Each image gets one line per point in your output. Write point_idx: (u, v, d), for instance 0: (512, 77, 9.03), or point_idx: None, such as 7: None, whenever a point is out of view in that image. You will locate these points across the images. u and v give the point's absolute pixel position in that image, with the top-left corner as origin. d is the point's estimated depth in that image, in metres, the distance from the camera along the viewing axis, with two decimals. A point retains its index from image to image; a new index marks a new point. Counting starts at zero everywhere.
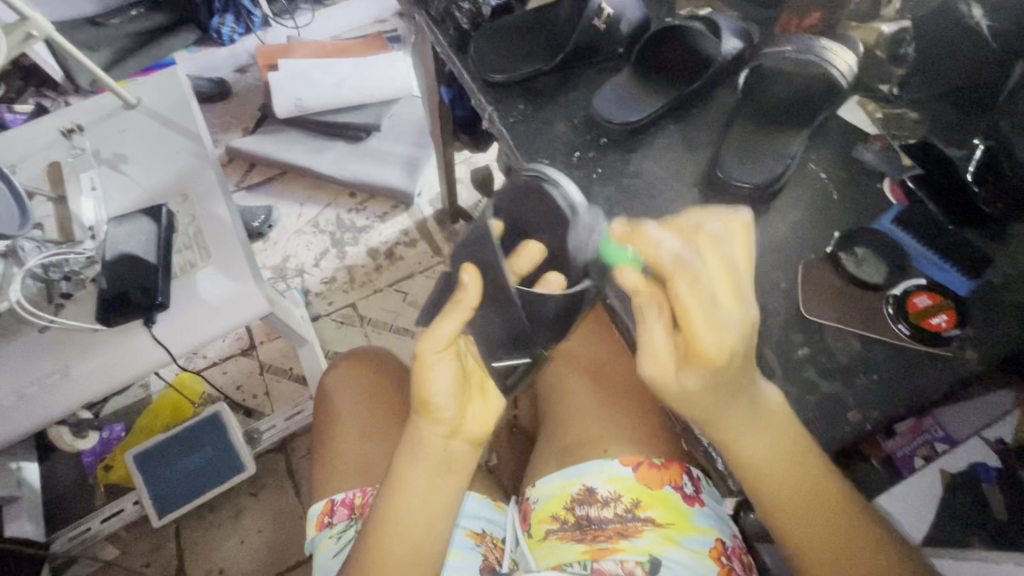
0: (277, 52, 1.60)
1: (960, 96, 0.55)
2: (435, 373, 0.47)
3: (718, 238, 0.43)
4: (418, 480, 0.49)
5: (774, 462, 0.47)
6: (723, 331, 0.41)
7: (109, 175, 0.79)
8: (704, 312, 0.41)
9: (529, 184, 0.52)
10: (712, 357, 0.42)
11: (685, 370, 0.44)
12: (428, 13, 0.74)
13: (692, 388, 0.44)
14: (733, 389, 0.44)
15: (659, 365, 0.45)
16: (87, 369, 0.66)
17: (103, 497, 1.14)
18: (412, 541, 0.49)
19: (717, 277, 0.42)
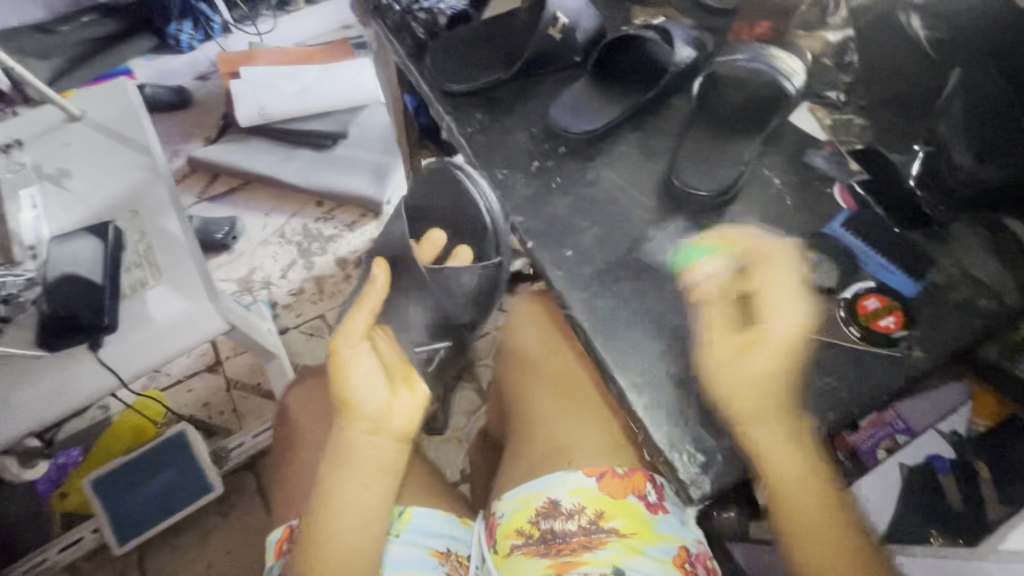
0: (237, 60, 1.55)
1: (901, 104, 0.61)
2: (352, 365, 0.53)
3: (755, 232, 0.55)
4: (350, 486, 0.51)
5: (798, 468, 0.49)
6: (789, 319, 0.49)
7: (52, 191, 0.75)
8: (784, 301, 0.50)
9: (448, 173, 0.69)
10: (789, 342, 0.49)
11: (755, 351, 0.49)
12: (383, 23, 0.73)
13: (756, 374, 0.48)
14: (777, 387, 0.49)
15: (722, 359, 0.49)
16: (29, 397, 0.63)
17: (61, 525, 1.09)
18: (349, 546, 0.51)
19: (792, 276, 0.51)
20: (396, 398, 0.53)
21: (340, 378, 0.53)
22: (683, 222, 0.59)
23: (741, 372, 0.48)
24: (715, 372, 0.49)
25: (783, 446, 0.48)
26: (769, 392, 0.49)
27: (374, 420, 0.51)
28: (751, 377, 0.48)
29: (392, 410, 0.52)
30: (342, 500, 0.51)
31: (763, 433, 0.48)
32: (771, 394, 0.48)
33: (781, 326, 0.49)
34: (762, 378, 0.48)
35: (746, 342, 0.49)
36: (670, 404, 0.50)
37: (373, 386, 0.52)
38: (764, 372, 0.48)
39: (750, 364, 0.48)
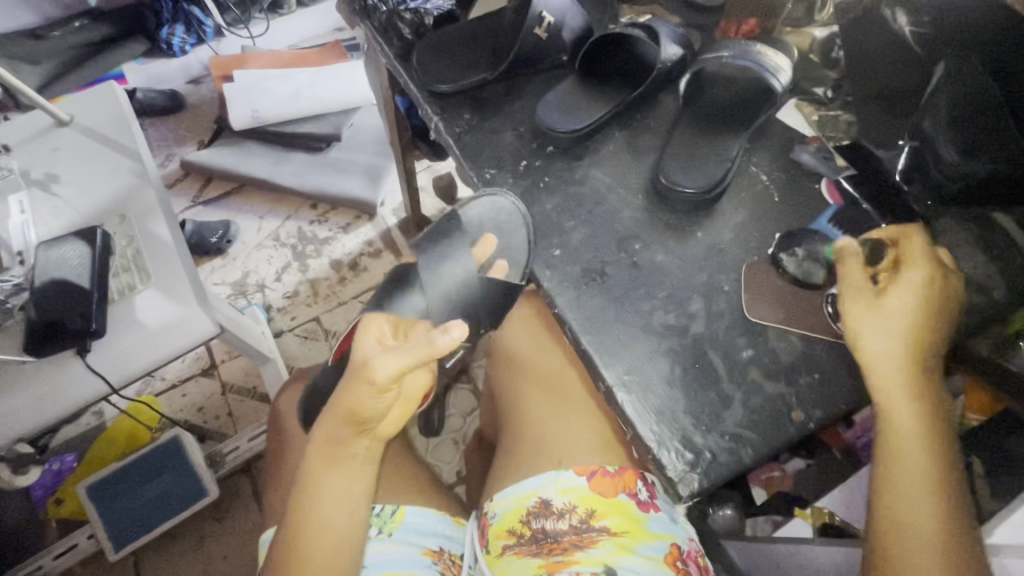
0: (230, 64, 1.55)
1: (883, 100, 0.61)
2: (371, 394, 0.49)
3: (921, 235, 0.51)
4: (337, 479, 0.51)
5: (924, 432, 0.46)
6: (926, 271, 0.48)
7: (41, 197, 0.75)
8: (929, 256, 0.49)
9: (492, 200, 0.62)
10: (924, 290, 0.47)
11: (892, 292, 0.48)
12: (371, 24, 0.73)
13: (917, 317, 0.47)
14: (915, 337, 0.47)
15: (859, 300, 0.49)
16: (16, 405, 0.63)
17: (56, 532, 1.09)
18: (336, 537, 0.51)
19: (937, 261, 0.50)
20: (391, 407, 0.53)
21: (353, 392, 0.49)
22: (672, 221, 0.59)
23: (886, 308, 0.47)
24: (864, 311, 0.48)
25: (903, 392, 0.46)
26: (906, 337, 0.47)
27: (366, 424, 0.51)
28: (903, 315, 0.47)
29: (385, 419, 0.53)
30: (324, 491, 0.51)
31: (885, 372, 0.47)
32: (909, 338, 0.47)
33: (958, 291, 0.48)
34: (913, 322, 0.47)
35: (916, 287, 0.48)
36: (659, 402, 0.50)
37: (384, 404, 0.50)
38: (901, 315, 0.47)
39: (912, 309, 0.47)
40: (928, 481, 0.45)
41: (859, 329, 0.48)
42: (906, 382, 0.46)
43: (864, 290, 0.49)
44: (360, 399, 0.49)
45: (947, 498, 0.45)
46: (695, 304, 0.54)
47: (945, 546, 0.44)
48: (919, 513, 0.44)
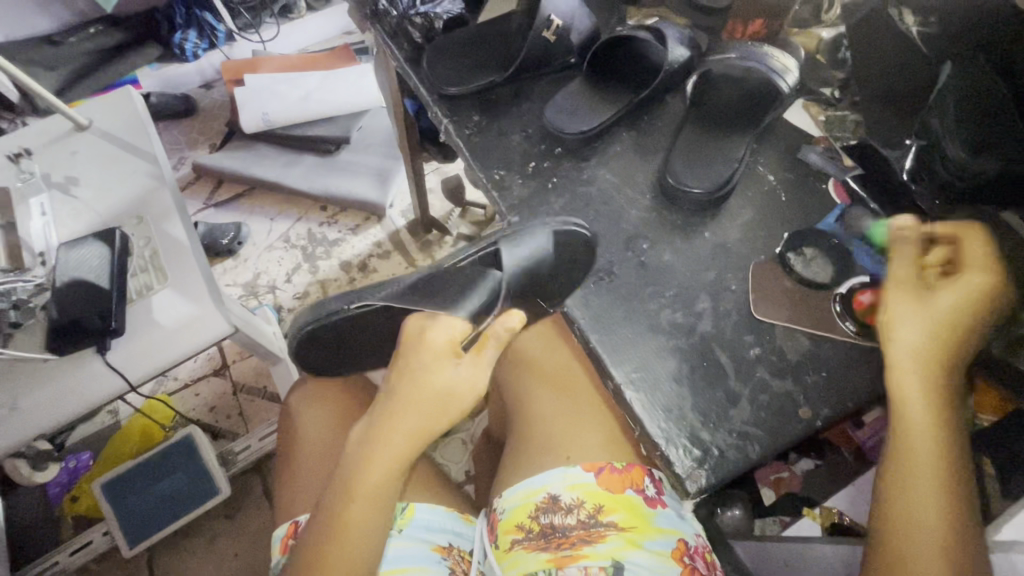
0: (242, 68, 1.57)
1: (892, 99, 0.61)
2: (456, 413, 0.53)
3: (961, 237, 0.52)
4: (389, 483, 0.52)
5: (941, 431, 0.45)
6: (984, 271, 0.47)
7: (61, 199, 0.77)
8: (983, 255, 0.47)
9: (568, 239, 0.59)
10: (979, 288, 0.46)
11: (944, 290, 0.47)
12: (380, 28, 0.74)
13: (958, 320, 0.46)
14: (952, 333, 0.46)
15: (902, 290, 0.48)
16: (38, 401, 0.64)
17: (72, 529, 1.11)
18: (371, 534, 0.51)
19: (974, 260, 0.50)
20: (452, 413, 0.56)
21: (441, 413, 0.52)
22: (678, 221, 0.59)
23: (932, 302, 0.47)
24: (905, 308, 0.47)
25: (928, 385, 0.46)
26: (940, 339, 0.46)
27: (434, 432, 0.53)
28: (946, 310, 0.46)
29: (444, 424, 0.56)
30: (368, 492, 0.51)
31: (909, 363, 0.46)
32: (942, 340, 0.46)
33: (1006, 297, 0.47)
34: (950, 325, 0.46)
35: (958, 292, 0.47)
36: (667, 399, 0.51)
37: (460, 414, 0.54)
38: (939, 315, 0.46)
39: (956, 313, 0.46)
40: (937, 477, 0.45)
41: (893, 323, 0.47)
42: (930, 376, 0.46)
43: (907, 285, 0.48)
44: (445, 417, 0.52)
45: (952, 495, 0.45)
46: (702, 302, 0.55)
47: (940, 538, 0.44)
48: (919, 503, 0.45)
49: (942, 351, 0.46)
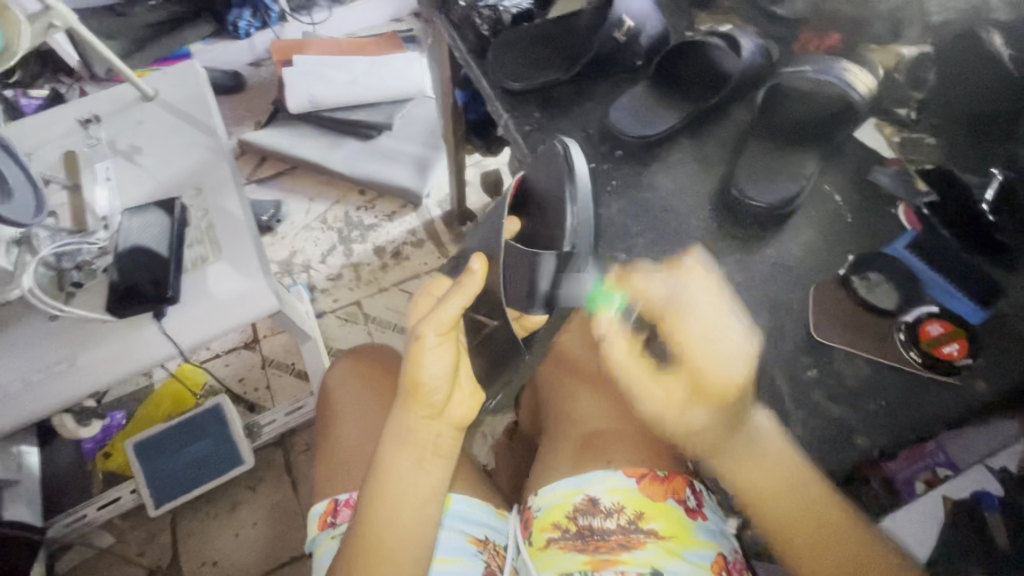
0: (291, 48, 1.59)
1: (977, 124, 0.56)
2: (428, 357, 0.50)
3: (697, 304, 0.50)
4: (406, 468, 0.50)
5: (784, 512, 0.50)
6: (724, 362, 0.48)
7: (124, 166, 0.80)
8: (704, 337, 0.49)
9: (553, 151, 0.58)
10: (717, 389, 0.48)
11: (695, 409, 0.50)
12: (447, 17, 0.75)
13: (691, 426, 0.51)
14: (733, 425, 0.50)
15: (670, 398, 0.51)
16: (94, 359, 0.66)
17: (102, 485, 1.14)
18: (405, 526, 0.50)
19: (711, 301, 0.50)
20: (457, 391, 0.52)
21: (410, 362, 0.50)
22: (739, 234, 0.59)
23: (688, 419, 0.50)
24: (649, 415, 0.53)
25: (747, 466, 0.50)
26: (716, 430, 0.50)
27: (435, 406, 0.51)
28: (700, 425, 0.50)
29: (451, 403, 0.52)
30: (399, 488, 0.50)
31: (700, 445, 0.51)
32: (710, 436, 0.50)
33: (728, 381, 0.48)
34: (677, 428, 0.52)
35: (678, 390, 0.51)
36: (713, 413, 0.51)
37: (443, 374, 0.50)
38: (694, 395, 0.50)
39: (682, 413, 0.51)
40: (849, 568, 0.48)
41: (665, 424, 0.52)
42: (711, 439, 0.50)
43: (643, 386, 0.53)
44: (420, 369, 0.49)
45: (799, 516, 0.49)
46: (759, 320, 0.55)
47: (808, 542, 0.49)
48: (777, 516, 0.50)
49: (687, 442, 0.52)
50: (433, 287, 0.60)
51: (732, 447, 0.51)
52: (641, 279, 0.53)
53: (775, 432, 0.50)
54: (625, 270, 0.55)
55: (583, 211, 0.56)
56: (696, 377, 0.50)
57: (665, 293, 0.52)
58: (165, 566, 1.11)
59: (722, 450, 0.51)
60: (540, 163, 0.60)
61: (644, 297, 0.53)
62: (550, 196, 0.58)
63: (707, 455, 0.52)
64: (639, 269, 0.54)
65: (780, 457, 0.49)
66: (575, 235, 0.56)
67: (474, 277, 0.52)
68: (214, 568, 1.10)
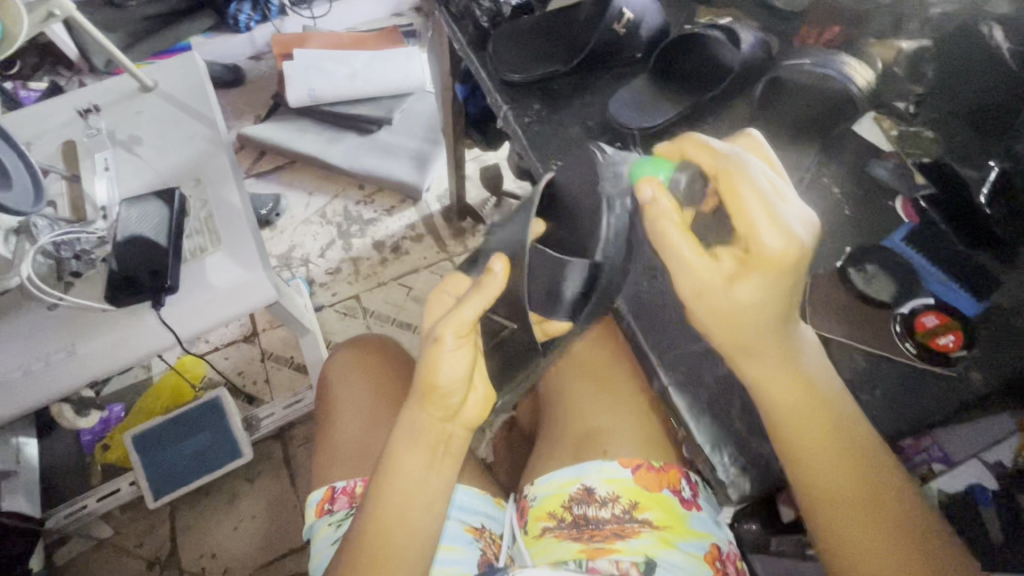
0: (291, 42, 1.58)
1: (977, 117, 0.56)
2: (445, 358, 0.49)
3: (750, 165, 0.45)
4: (416, 467, 0.50)
5: (823, 450, 0.47)
6: (785, 229, 0.43)
7: (124, 157, 0.80)
8: (763, 207, 0.44)
9: (597, 157, 0.56)
10: (775, 257, 0.43)
11: (745, 284, 0.45)
12: (447, 9, 0.75)
13: (740, 304, 0.45)
14: (782, 321, 0.46)
15: (710, 276, 0.46)
16: (93, 348, 0.66)
17: (101, 477, 1.14)
18: (410, 522, 0.49)
19: (770, 167, 0.48)
20: (472, 392, 0.53)
21: (426, 363, 0.50)
22: None
23: (735, 300, 0.45)
24: (686, 291, 0.48)
25: (788, 379, 0.47)
26: (777, 300, 0.45)
27: (450, 407, 0.51)
28: (744, 307, 0.45)
29: (466, 404, 0.52)
30: (404, 483, 0.50)
31: (748, 335, 0.46)
32: (761, 314, 0.45)
33: (786, 248, 0.43)
34: (722, 309, 0.46)
35: (728, 263, 0.46)
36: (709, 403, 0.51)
37: (461, 376, 0.50)
38: (745, 260, 0.45)
39: (727, 291, 0.46)
40: (862, 493, 0.47)
41: (725, 300, 0.46)
42: (770, 329, 0.46)
43: (686, 258, 0.47)
44: (437, 370, 0.49)
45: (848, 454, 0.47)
46: None
47: (845, 481, 0.47)
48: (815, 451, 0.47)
49: (727, 336, 0.47)
50: (444, 283, 0.58)
51: (771, 352, 0.47)
52: (698, 143, 0.48)
53: (820, 363, 0.48)
54: (678, 139, 0.50)
55: (619, 224, 0.54)
56: (747, 246, 0.45)
57: (728, 150, 0.47)
58: (164, 558, 1.11)
59: (760, 349, 0.47)
60: (579, 166, 0.57)
61: (700, 159, 0.48)
62: (584, 204, 0.56)
63: (741, 355, 0.48)
64: (694, 135, 0.49)
65: (818, 376, 0.48)
66: (608, 246, 0.54)
67: (495, 279, 0.51)
68: (213, 560, 1.11)
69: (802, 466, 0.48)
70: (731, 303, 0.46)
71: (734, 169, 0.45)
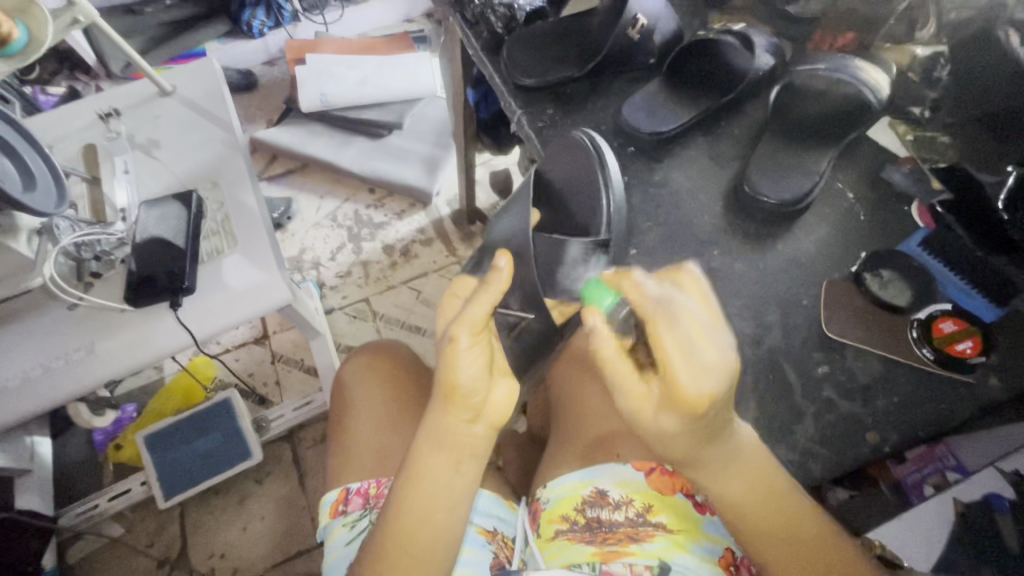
0: (304, 48, 1.61)
1: (994, 122, 0.54)
2: (464, 355, 0.48)
3: (678, 314, 0.41)
4: (438, 469, 0.50)
5: (764, 524, 0.46)
6: (705, 375, 0.40)
7: (143, 159, 0.81)
8: (681, 352, 0.40)
9: (582, 145, 0.61)
10: (692, 401, 0.40)
11: (667, 413, 0.42)
12: (462, 15, 0.75)
13: (661, 431, 0.43)
14: (710, 441, 0.43)
15: (639, 401, 0.44)
16: (111, 347, 0.68)
17: (113, 476, 1.15)
18: (433, 527, 0.49)
19: (706, 306, 0.43)
20: (496, 388, 0.50)
21: (442, 362, 0.49)
22: (751, 230, 0.59)
23: (658, 428, 0.43)
24: (621, 411, 0.45)
25: (724, 476, 0.46)
26: (704, 431, 0.42)
27: (475, 408, 0.49)
28: (666, 435, 0.43)
29: (491, 401, 0.50)
30: (429, 490, 0.49)
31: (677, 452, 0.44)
32: (695, 442, 0.43)
33: (712, 393, 0.40)
34: (651, 432, 0.44)
35: (656, 390, 0.43)
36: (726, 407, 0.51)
37: (480, 374, 0.48)
38: (670, 396, 0.41)
39: (653, 416, 0.43)
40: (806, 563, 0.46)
41: (651, 429, 0.44)
42: (695, 447, 0.44)
43: (624, 380, 0.45)
44: (456, 369, 0.48)
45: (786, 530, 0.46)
46: (771, 315, 0.55)
47: (793, 558, 0.46)
48: (757, 529, 0.47)
49: (668, 455, 0.46)
50: (456, 287, 0.58)
51: (712, 463, 0.45)
52: (633, 283, 0.43)
53: (757, 446, 0.46)
54: (618, 272, 0.45)
55: (619, 200, 0.60)
56: (668, 385, 0.41)
57: (659, 295, 0.43)
58: (174, 557, 1.12)
59: (697, 463, 0.45)
60: (560, 155, 0.63)
61: (633, 298, 0.44)
62: (581, 188, 0.62)
63: (682, 466, 0.46)
64: (633, 272, 0.44)
65: (758, 467, 0.46)
66: (610, 223, 0.59)
67: (501, 276, 0.52)
68: (222, 560, 1.11)
69: (746, 540, 0.48)
70: (656, 430, 0.44)
71: (661, 321, 0.41)
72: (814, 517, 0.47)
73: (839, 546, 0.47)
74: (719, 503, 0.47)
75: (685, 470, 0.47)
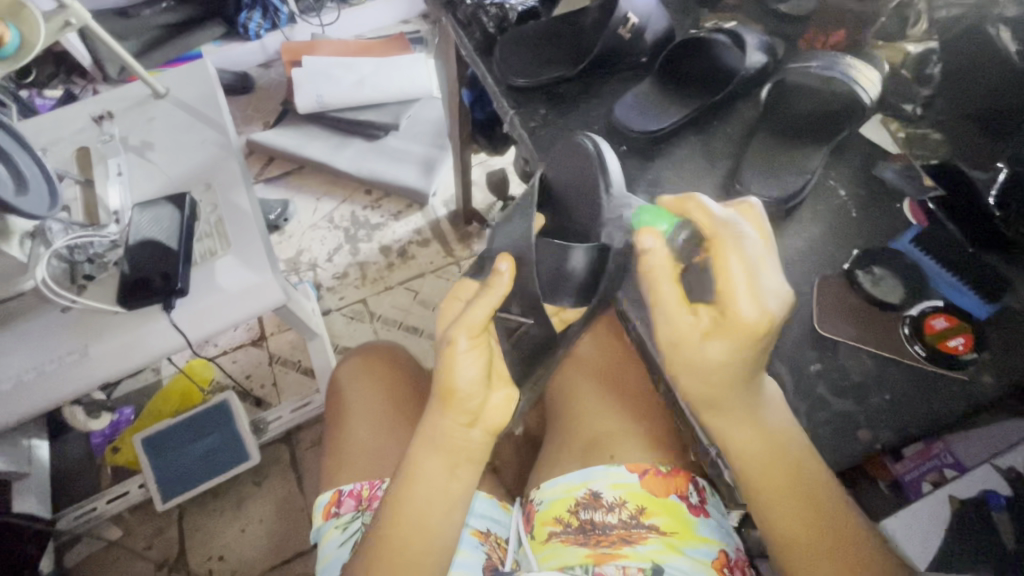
0: (300, 50, 1.61)
1: (982, 119, 0.55)
2: (462, 359, 0.50)
3: (749, 240, 0.46)
4: (434, 472, 0.50)
5: (773, 477, 0.47)
6: (763, 301, 0.44)
7: (136, 161, 0.81)
8: (747, 280, 0.44)
9: (583, 148, 0.61)
10: (747, 323, 0.44)
11: (716, 339, 0.45)
12: (454, 16, 0.75)
13: (706, 359, 0.46)
14: (745, 379, 0.46)
15: (692, 324, 0.47)
16: (103, 351, 0.67)
17: (110, 479, 1.15)
18: (426, 529, 0.49)
19: (763, 238, 0.47)
20: (493, 394, 0.52)
21: (441, 366, 0.51)
22: None
23: (705, 355, 0.46)
24: (665, 335, 0.48)
25: (746, 421, 0.47)
26: (748, 359, 0.45)
27: (472, 412, 0.51)
28: (712, 363, 0.46)
29: (488, 405, 0.52)
30: (424, 493, 0.49)
31: (713, 382, 0.46)
32: (732, 377, 0.46)
33: (761, 319, 0.44)
34: (691, 359, 0.46)
35: (706, 318, 0.46)
36: None
37: (477, 378, 0.50)
38: (724, 319, 0.45)
39: (701, 343, 0.46)
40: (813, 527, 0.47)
41: (698, 356, 0.46)
42: (730, 377, 0.46)
43: (674, 309, 0.47)
44: (454, 375, 0.50)
45: (796, 486, 0.47)
46: None
47: (801, 521, 0.47)
48: (768, 479, 0.47)
49: (697, 390, 0.48)
50: (457, 289, 0.58)
51: (738, 405, 0.47)
52: (698, 203, 0.48)
53: (780, 405, 0.48)
54: (681, 197, 0.50)
55: (620, 202, 0.59)
56: (725, 309, 0.45)
57: (723, 218, 0.47)
58: (173, 560, 1.12)
59: (723, 401, 0.47)
60: (562, 158, 0.62)
61: (698, 220, 0.48)
62: (581, 191, 0.61)
63: (707, 407, 0.48)
64: (697, 195, 0.49)
65: (780, 422, 0.47)
66: (611, 225, 0.59)
67: (502, 279, 0.52)
68: (220, 563, 1.11)
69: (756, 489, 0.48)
70: (704, 359, 0.46)
71: (729, 243, 0.45)
72: (825, 480, 0.47)
73: (846, 518, 0.47)
74: (735, 447, 0.48)
75: (709, 410, 0.48)
